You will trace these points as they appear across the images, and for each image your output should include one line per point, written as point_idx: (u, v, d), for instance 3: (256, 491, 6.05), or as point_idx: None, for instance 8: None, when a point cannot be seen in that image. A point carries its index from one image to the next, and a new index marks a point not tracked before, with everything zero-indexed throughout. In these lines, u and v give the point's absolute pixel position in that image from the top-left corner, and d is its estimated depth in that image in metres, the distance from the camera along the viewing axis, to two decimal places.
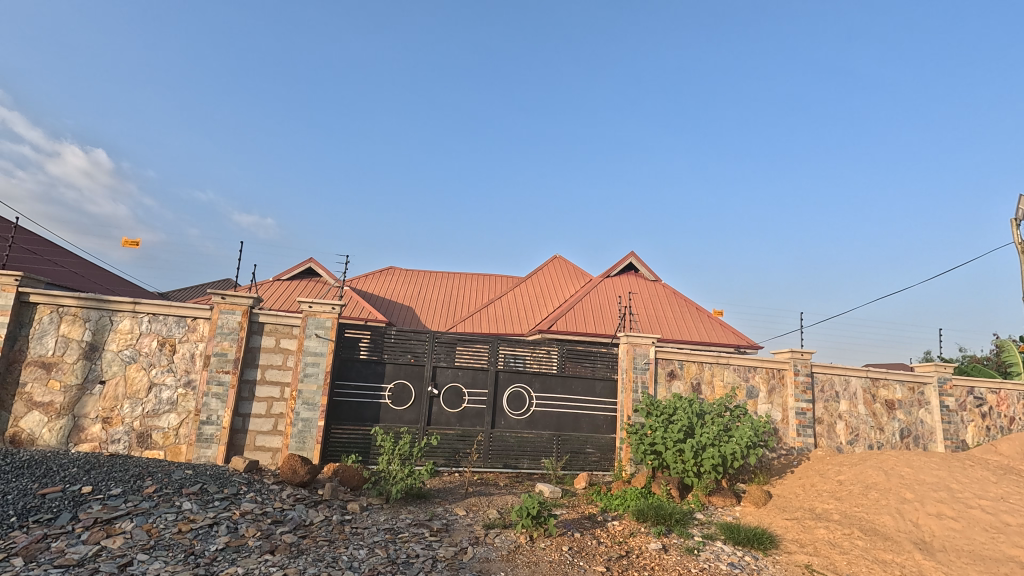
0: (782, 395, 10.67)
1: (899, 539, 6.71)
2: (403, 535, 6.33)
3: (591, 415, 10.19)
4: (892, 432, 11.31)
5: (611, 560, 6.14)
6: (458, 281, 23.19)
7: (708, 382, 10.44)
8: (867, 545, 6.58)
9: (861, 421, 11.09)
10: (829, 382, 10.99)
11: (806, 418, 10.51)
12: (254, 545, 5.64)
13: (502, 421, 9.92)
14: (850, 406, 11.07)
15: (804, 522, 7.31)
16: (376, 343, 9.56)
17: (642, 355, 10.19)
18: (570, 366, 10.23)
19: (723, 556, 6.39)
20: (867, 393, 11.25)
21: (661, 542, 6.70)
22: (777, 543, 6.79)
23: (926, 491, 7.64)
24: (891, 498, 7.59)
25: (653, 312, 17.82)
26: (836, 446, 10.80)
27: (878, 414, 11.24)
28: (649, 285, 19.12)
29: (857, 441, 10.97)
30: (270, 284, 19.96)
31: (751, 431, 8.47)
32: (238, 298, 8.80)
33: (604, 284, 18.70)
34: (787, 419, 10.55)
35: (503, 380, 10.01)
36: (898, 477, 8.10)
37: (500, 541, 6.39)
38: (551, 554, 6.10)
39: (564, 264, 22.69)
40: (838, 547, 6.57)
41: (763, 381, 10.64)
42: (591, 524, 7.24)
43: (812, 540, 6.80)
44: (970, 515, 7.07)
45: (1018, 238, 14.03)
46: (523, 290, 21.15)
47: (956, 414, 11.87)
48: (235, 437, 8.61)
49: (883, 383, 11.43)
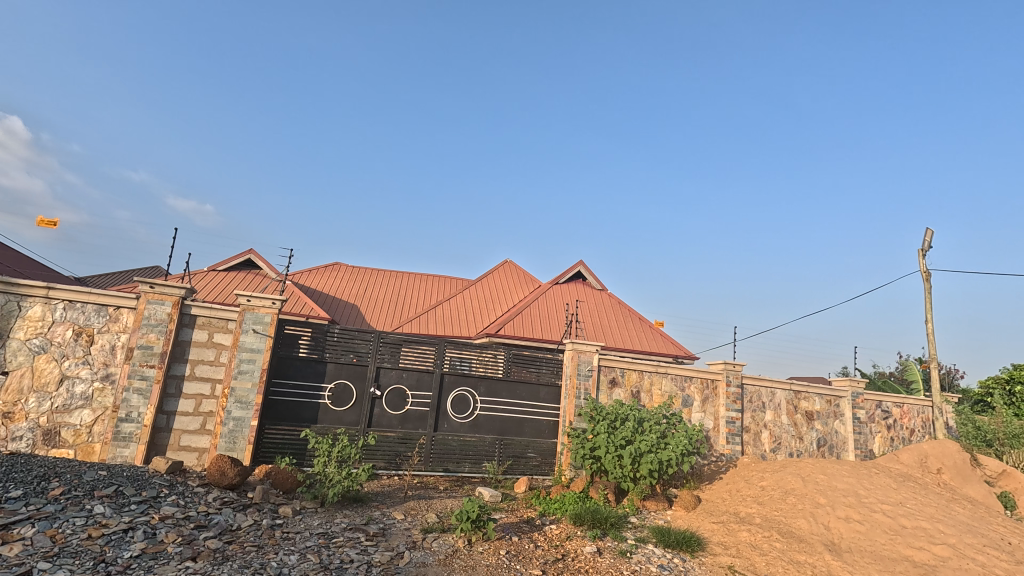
0: (715, 404, 11.23)
1: (812, 540, 7.23)
2: (338, 539, 6.16)
3: (534, 420, 10.32)
4: (810, 441, 12.15)
5: (547, 563, 6.23)
6: (407, 281, 22.84)
7: (648, 390, 10.83)
8: (784, 546, 7.04)
9: (784, 430, 11.86)
10: (757, 394, 11.69)
11: (735, 426, 11.11)
12: (174, 551, 5.31)
13: (445, 424, 9.86)
14: (775, 416, 11.82)
15: (729, 525, 7.72)
16: (317, 341, 9.26)
17: (586, 362, 10.42)
18: (515, 371, 10.32)
19: (653, 558, 6.63)
20: (790, 404, 12.05)
21: (596, 545, 6.88)
22: (703, 546, 7.12)
23: (837, 496, 8.27)
24: (807, 502, 8.16)
25: (598, 322, 18.28)
26: (761, 453, 11.48)
27: (798, 424, 12.06)
28: (596, 294, 19.61)
29: (779, 449, 11.71)
30: (205, 275, 18.87)
31: (685, 438, 8.84)
32: (169, 288, 8.27)
33: (552, 291, 18.98)
34: (718, 427, 11.12)
35: (448, 384, 9.95)
36: (814, 483, 8.72)
37: (438, 545, 6.33)
38: (488, 558, 6.11)
39: (514, 269, 22.87)
40: (758, 549, 6.98)
41: (698, 390, 11.16)
42: (529, 528, 7.32)
43: (736, 542, 7.20)
44: (874, 519, 7.73)
45: (924, 267, 15.52)
46: (473, 294, 21.10)
47: (866, 425, 12.91)
48: (157, 436, 8.07)
49: (805, 396, 12.29)
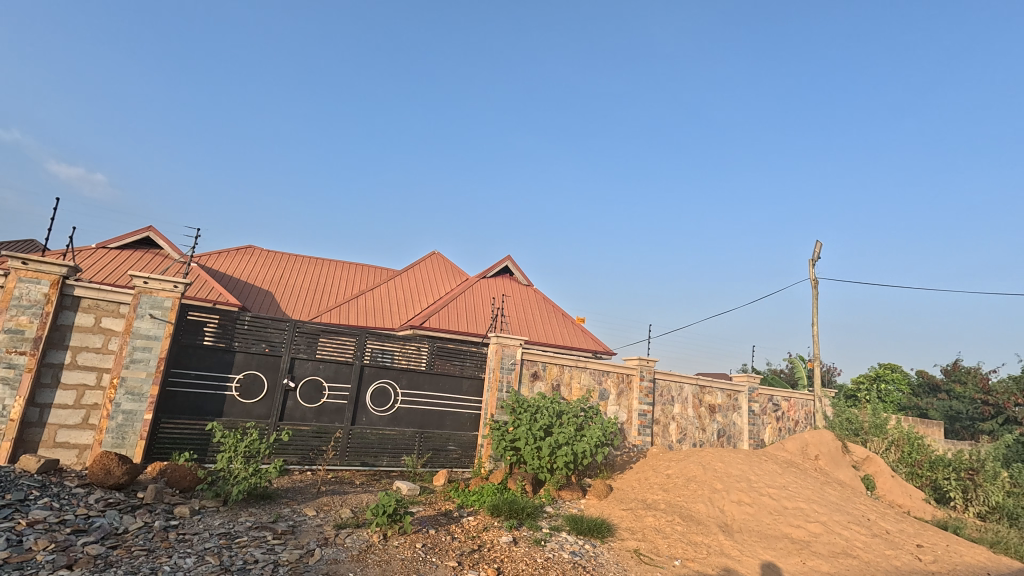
0: (629, 398, 11.84)
1: (708, 523, 7.86)
2: (241, 539, 5.80)
3: (456, 412, 10.31)
4: (712, 432, 13.15)
5: (463, 554, 6.28)
6: (328, 268, 21.85)
7: (567, 384, 11.18)
8: (684, 529, 7.60)
9: (689, 422, 12.74)
10: (667, 387, 12.46)
11: (646, 419, 11.77)
12: (45, 560, 4.75)
13: (364, 418, 9.59)
14: (682, 409, 12.66)
15: (637, 511, 8.20)
16: (225, 329, 8.64)
17: (510, 356, 10.56)
18: (439, 364, 10.25)
19: (566, 545, 6.88)
20: (696, 398, 12.97)
21: (512, 535, 7.03)
22: (612, 532, 7.50)
23: (732, 482, 9.06)
24: (706, 488, 8.85)
25: (523, 317, 18.57)
26: (668, 444, 12.26)
27: (702, 416, 13.01)
28: (522, 289, 19.90)
29: (684, 440, 12.57)
30: (92, 252, 16.89)
31: (601, 430, 9.24)
32: (47, 266, 7.32)
33: (479, 284, 18.99)
34: (631, 419, 11.73)
35: (368, 376, 9.67)
36: (712, 470, 9.48)
37: (351, 541, 6.16)
38: (403, 552, 6.04)
39: (441, 261, 22.61)
40: (662, 533, 7.48)
41: (614, 384, 11.70)
42: (446, 520, 7.32)
43: (642, 527, 7.66)
44: (761, 502, 8.56)
45: (813, 275, 17.28)
46: (398, 284, 20.61)
47: (759, 417, 14.19)
48: (27, 432, 7.15)
49: (709, 390, 13.27)
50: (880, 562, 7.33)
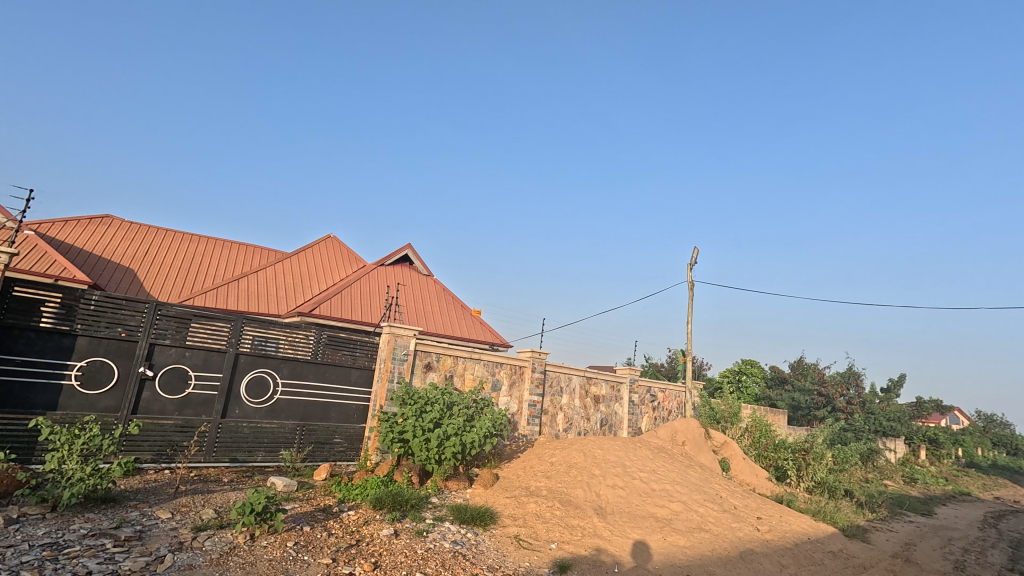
0: (520, 389, 12.16)
1: (584, 506, 8.35)
2: (73, 549, 5.07)
3: (342, 404, 9.87)
4: (595, 421, 13.96)
5: (339, 550, 6.05)
6: (205, 246, 19.76)
7: (460, 375, 11.20)
8: (562, 513, 7.99)
9: (575, 412, 13.41)
10: (557, 379, 12.99)
11: (535, 409, 12.18)
12: None
13: (237, 410, 8.84)
14: (569, 400, 13.28)
15: (520, 499, 8.46)
16: (65, 310, 7.49)
17: (403, 346, 10.31)
18: (326, 353, 9.73)
19: (448, 535, 6.90)
20: (582, 389, 13.67)
21: (393, 528, 6.89)
22: (495, 519, 7.66)
23: (609, 467, 9.70)
24: (585, 474, 9.38)
25: (421, 307, 18.27)
26: (555, 433, 12.80)
27: (587, 406, 13.75)
28: (421, 278, 19.56)
29: (570, 429, 13.19)
30: None
31: (490, 421, 9.38)
32: None
33: (376, 272, 18.33)
34: (521, 409, 12.06)
35: (244, 365, 8.92)
36: (592, 457, 10.08)
37: (212, 544, 5.66)
38: (272, 552, 5.67)
39: (337, 245, 21.48)
40: (541, 518, 7.79)
41: (507, 376, 11.94)
42: (324, 516, 7.00)
43: (523, 514, 7.92)
44: (633, 485, 9.28)
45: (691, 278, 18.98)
46: (286, 267, 19.21)
47: (638, 407, 15.32)
48: None
49: (595, 381, 14.06)
50: (727, 534, 8.31)
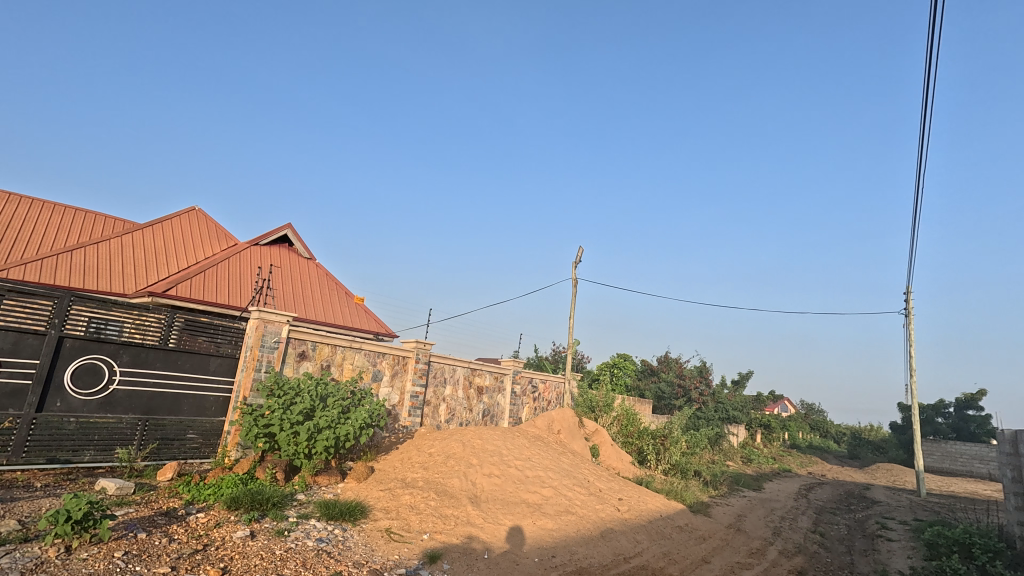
0: (402, 379, 11.88)
1: (459, 495, 8.41)
2: None
3: (198, 395, 8.87)
4: (478, 411, 14.12)
5: (181, 557, 5.42)
6: (28, 207, 16.53)
7: (338, 364, 10.63)
8: (437, 503, 7.97)
9: (458, 403, 13.44)
10: (441, 370, 12.92)
11: (417, 400, 11.98)
12: None
13: (58, 403, 7.56)
14: (453, 390, 13.28)
15: (394, 491, 8.27)
16: None
17: (273, 333, 9.50)
18: (179, 339, 8.71)
19: (312, 533, 6.51)
20: (466, 380, 13.75)
21: (249, 529, 6.34)
22: (366, 513, 7.39)
23: (486, 457, 9.90)
24: (463, 464, 9.46)
25: (300, 291, 17.06)
26: (436, 424, 12.71)
27: (470, 397, 13.86)
28: (302, 262, 18.26)
29: (452, 420, 13.19)
30: None
31: (367, 412, 9.01)
32: None
33: (249, 252, 16.74)
34: (402, 400, 11.78)
35: (70, 351, 7.69)
36: (471, 447, 10.20)
37: (11, 561, 4.75)
38: (94, 565, 4.91)
39: (203, 220, 19.24)
40: (415, 509, 7.69)
41: (389, 366, 11.59)
42: (166, 520, 6.23)
43: (396, 506, 7.74)
44: (508, 473, 9.57)
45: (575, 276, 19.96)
46: (137, 239, 16.77)
47: (519, 397, 15.79)
48: None
49: (479, 372, 14.22)
50: (591, 515, 8.91)
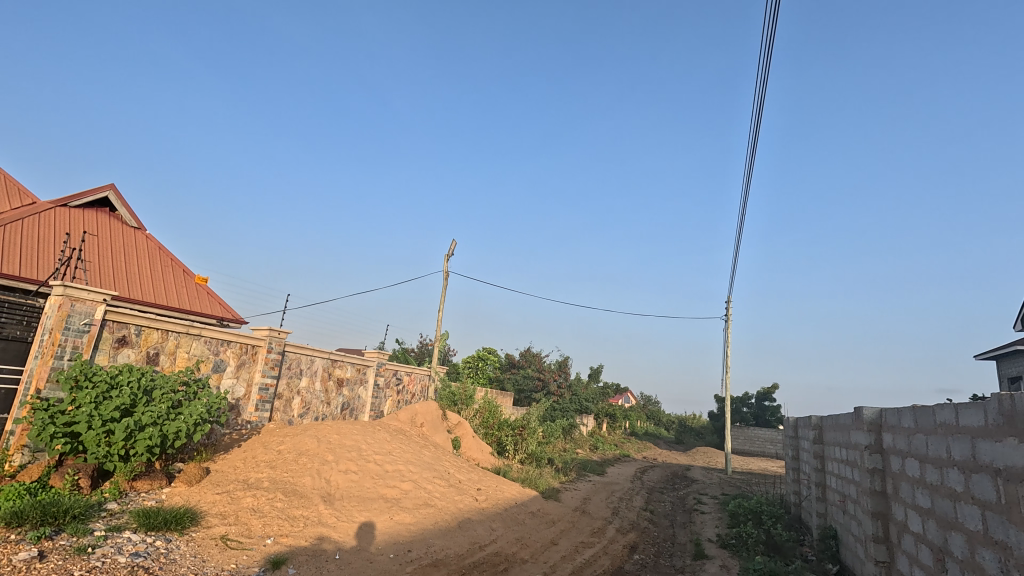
0: (250, 370, 10.75)
1: (311, 495, 7.90)
2: None
3: None
4: (336, 405, 13.37)
5: None
6: None
7: (170, 353, 9.26)
8: (284, 505, 7.38)
9: (314, 396, 12.58)
10: (297, 360, 11.99)
11: (267, 393, 10.95)
12: None
13: None
14: (309, 382, 12.40)
15: (233, 494, 7.46)
16: None
17: (83, 313, 7.91)
18: None
19: (126, 547, 5.57)
20: (325, 372, 12.95)
21: (38, 549, 5.21)
22: (197, 520, 6.54)
23: (343, 453, 9.48)
24: (316, 461, 8.91)
25: (124, 265, 14.51)
26: (288, 419, 11.74)
27: (328, 390, 13.08)
28: (126, 232, 15.55)
29: (306, 414, 12.29)
30: None
31: (205, 407, 7.98)
32: None
33: (53, 214, 13.76)
34: (249, 394, 10.67)
35: None
36: (326, 443, 9.65)
37: None
38: None
39: None
40: (258, 512, 7.03)
41: (234, 355, 10.41)
42: None
43: (236, 510, 6.99)
44: (366, 468, 9.28)
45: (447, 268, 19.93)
46: None
47: (382, 390, 15.31)
48: None
49: (339, 364, 13.48)
50: (450, 506, 9.00)
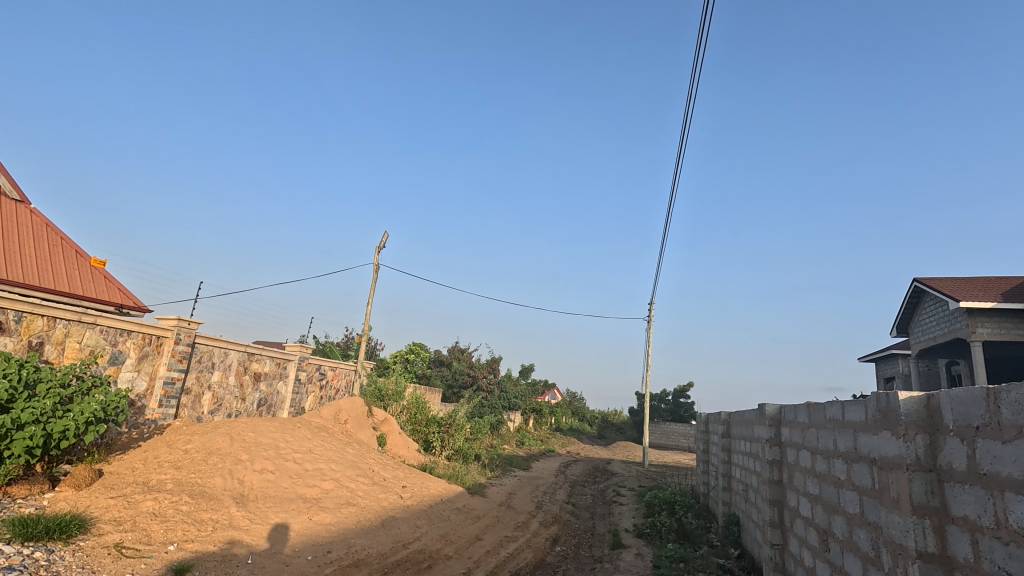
0: (154, 363, 9.86)
1: (221, 497, 7.40)
2: None
3: None
4: (252, 401, 12.60)
5: None
6: None
7: (57, 343, 8.27)
8: (191, 508, 6.86)
9: (228, 391, 11.79)
10: (209, 353, 11.18)
11: (173, 388, 10.11)
12: None
13: None
14: (222, 377, 11.61)
15: (131, 498, 6.81)
16: None
17: None
18: None
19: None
20: (240, 365, 12.18)
21: None
22: (87, 528, 5.90)
23: (259, 451, 8.99)
24: (228, 460, 8.38)
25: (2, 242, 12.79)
26: (197, 416, 10.90)
27: (244, 385, 12.30)
28: (6, 205, 13.73)
29: (218, 411, 11.48)
30: None
31: (99, 403, 7.21)
32: None
33: None
34: (151, 389, 9.78)
35: None
36: (240, 441, 9.10)
37: None
38: None
39: None
40: (160, 517, 6.49)
41: (136, 347, 9.50)
42: None
43: (133, 515, 6.39)
44: (284, 467, 8.86)
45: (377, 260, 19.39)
46: None
47: (303, 385, 14.62)
48: None
49: (257, 357, 12.73)
50: (373, 505, 8.79)
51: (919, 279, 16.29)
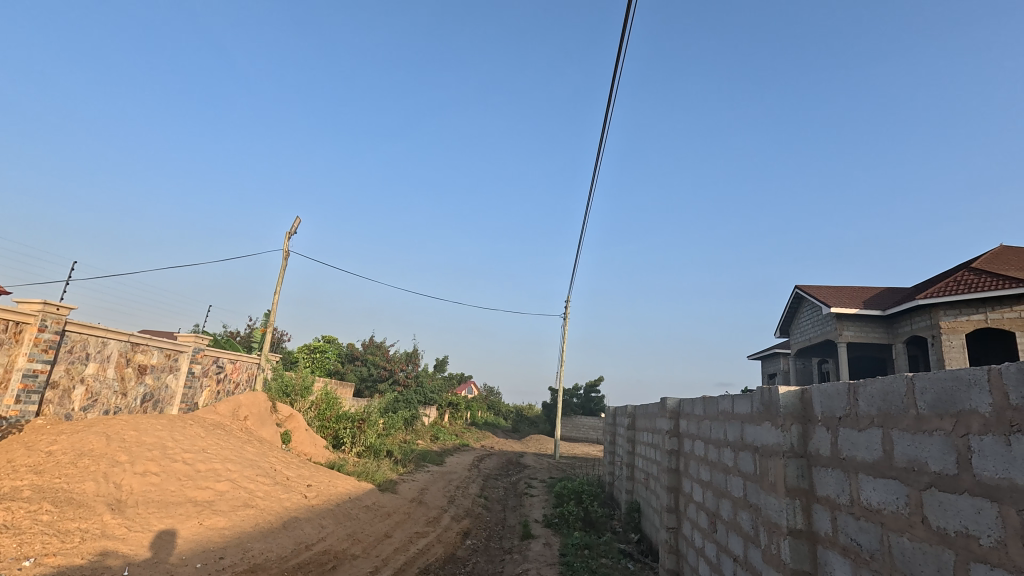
0: (10, 353, 8.54)
1: (93, 503, 6.59)
2: None
3: None
4: (134, 396, 11.34)
5: None
6: None
7: None
8: (53, 517, 6.04)
9: (105, 385, 10.52)
10: (81, 343, 9.90)
11: (35, 382, 8.83)
12: None
13: None
14: (98, 370, 10.33)
15: None
16: None
17: None
18: None
19: None
20: (122, 357, 10.94)
21: None
22: None
23: (141, 452, 8.14)
24: (103, 463, 7.50)
25: None
26: (65, 413, 9.60)
27: (125, 378, 11.06)
28: None
29: (92, 407, 10.21)
30: None
31: None
32: None
33: None
34: (7, 382, 8.48)
35: None
36: (118, 441, 8.17)
37: None
38: None
39: None
40: (13, 529, 5.64)
41: None
42: None
43: None
44: (171, 468, 8.08)
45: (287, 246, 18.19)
46: None
47: (197, 379, 13.38)
48: None
49: (142, 348, 11.50)
50: (274, 506, 8.28)
51: (800, 286, 18.25)
